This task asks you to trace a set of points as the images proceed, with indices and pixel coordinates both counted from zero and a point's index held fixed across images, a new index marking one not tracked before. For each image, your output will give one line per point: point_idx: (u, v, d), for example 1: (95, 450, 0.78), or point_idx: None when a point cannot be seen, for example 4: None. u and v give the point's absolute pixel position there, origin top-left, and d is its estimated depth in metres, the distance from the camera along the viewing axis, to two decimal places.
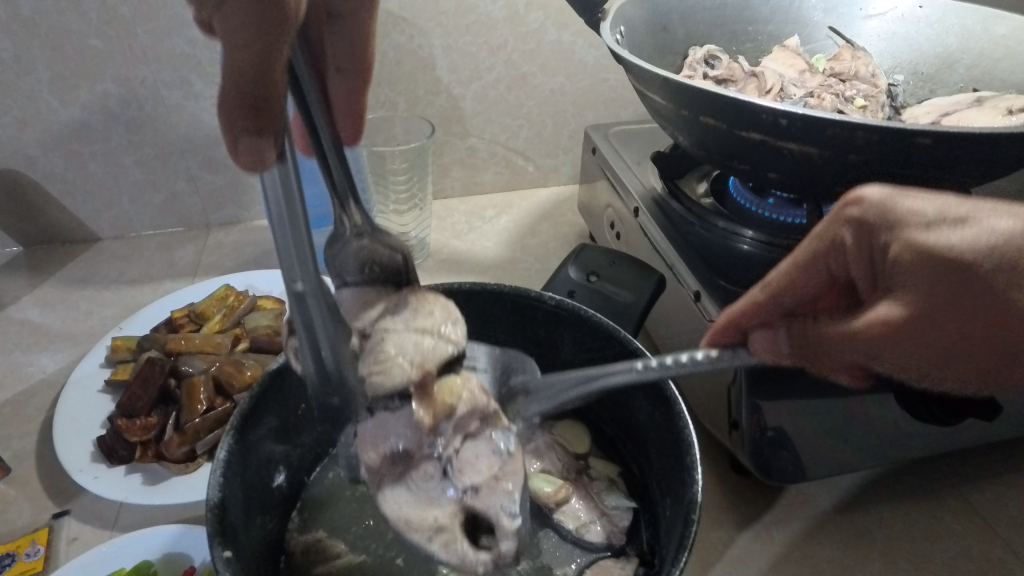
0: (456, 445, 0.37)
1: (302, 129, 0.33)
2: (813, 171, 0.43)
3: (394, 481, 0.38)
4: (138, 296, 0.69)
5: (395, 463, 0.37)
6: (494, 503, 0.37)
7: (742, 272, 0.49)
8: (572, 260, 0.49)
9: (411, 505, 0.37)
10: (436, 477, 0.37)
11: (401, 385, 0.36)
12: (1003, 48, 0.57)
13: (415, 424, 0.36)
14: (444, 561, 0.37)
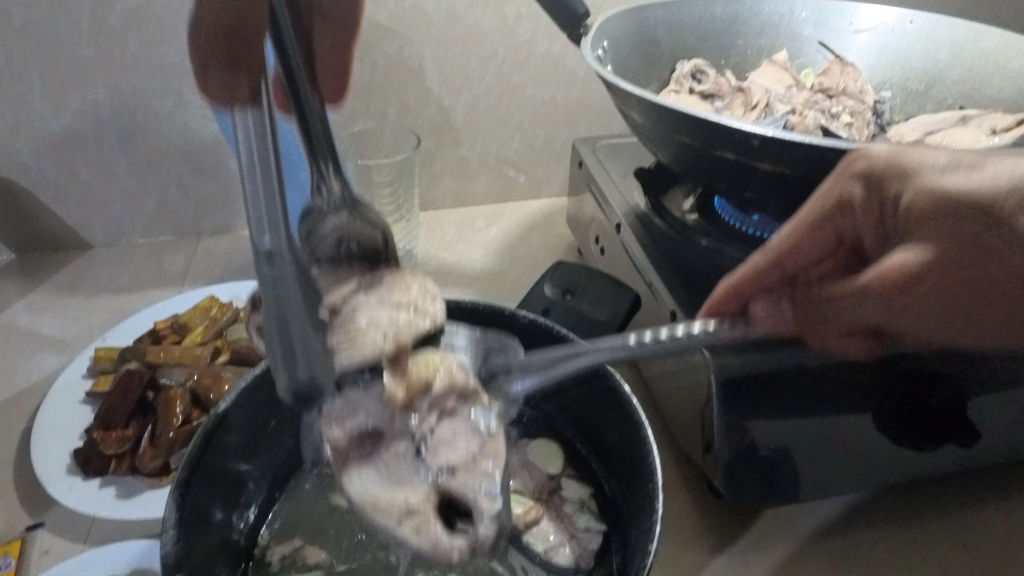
0: (432, 422, 0.33)
1: (280, 82, 0.31)
2: (787, 191, 0.43)
3: (361, 460, 0.33)
4: (125, 305, 0.68)
5: (363, 441, 0.33)
6: (474, 484, 0.32)
7: (721, 289, 0.49)
8: (548, 277, 0.48)
9: (380, 485, 0.33)
10: (408, 457, 0.33)
11: (373, 358, 0.32)
12: (993, 64, 0.56)
13: (387, 400, 0.32)
14: (415, 550, 0.33)
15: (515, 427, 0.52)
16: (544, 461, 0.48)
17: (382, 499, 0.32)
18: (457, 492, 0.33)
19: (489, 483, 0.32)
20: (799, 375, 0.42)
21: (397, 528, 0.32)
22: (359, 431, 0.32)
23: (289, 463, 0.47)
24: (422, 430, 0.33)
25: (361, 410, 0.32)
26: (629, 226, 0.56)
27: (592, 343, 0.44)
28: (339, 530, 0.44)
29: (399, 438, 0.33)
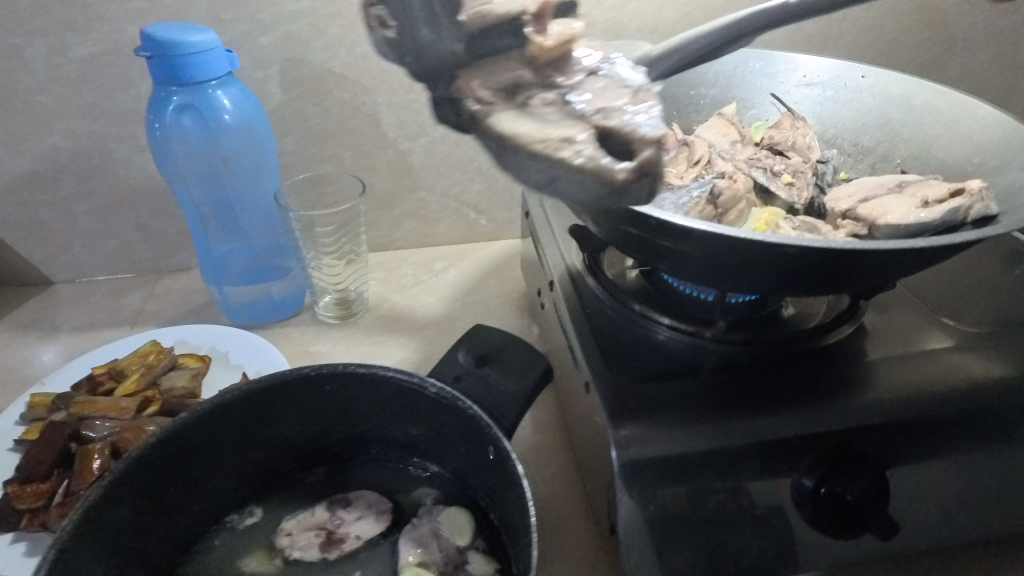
0: (584, 78, 0.31)
1: None
2: (696, 267, 0.41)
3: (510, 111, 0.28)
4: (77, 345, 0.69)
5: (509, 91, 0.30)
6: (640, 115, 0.28)
7: (642, 361, 0.48)
8: (461, 343, 0.47)
9: (531, 127, 0.27)
10: (557, 105, 0.29)
11: (513, 12, 0.32)
12: (941, 123, 0.54)
13: (529, 56, 0.31)
14: (579, 178, 0.26)
15: (433, 491, 0.51)
16: (454, 531, 0.47)
17: (536, 132, 0.27)
18: (615, 130, 0.27)
19: (647, 105, 0.29)
20: (704, 455, 0.42)
21: (556, 153, 0.26)
22: (507, 80, 0.30)
23: (191, 531, 0.47)
24: (572, 81, 0.31)
25: (507, 60, 0.31)
26: (561, 286, 0.55)
27: (495, 417, 0.43)
28: None
29: (542, 90, 0.30)
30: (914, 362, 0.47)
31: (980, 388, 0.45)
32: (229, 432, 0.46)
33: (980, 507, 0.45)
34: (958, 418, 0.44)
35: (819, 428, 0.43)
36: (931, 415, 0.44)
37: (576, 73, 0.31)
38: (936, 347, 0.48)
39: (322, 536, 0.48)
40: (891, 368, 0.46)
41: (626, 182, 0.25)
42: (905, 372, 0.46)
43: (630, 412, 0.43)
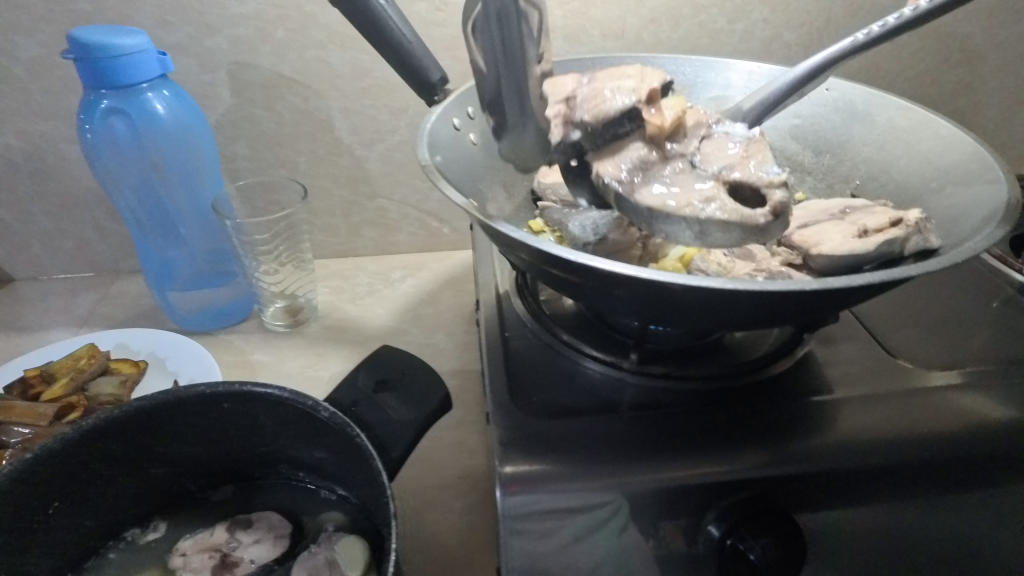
0: (696, 145, 0.41)
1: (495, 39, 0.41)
2: (597, 296, 0.38)
3: (648, 182, 0.39)
4: (23, 345, 0.69)
5: (643, 166, 0.40)
6: (752, 172, 0.37)
7: (555, 392, 0.45)
8: (364, 366, 0.45)
9: (666, 194, 0.38)
10: (685, 169, 0.39)
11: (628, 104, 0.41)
12: (903, 143, 0.49)
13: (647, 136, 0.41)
14: (721, 234, 0.36)
15: (339, 516, 0.49)
16: (347, 562, 0.44)
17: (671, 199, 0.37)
18: (742, 182, 0.37)
19: (754, 159, 0.39)
20: (602, 498, 0.39)
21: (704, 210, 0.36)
22: (634, 160, 0.40)
23: (83, 547, 0.46)
24: (686, 151, 0.41)
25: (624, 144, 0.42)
26: (491, 306, 0.53)
27: (383, 447, 0.41)
28: None
29: (670, 159, 0.41)
30: (911, 400, 0.43)
31: (974, 429, 0.42)
32: (121, 449, 0.44)
33: (926, 542, 0.44)
34: (922, 465, 0.41)
35: (737, 475, 0.39)
36: (883, 463, 0.41)
37: (691, 140, 0.42)
38: (943, 382, 0.45)
39: (216, 559, 0.46)
40: (868, 406, 0.43)
41: (767, 224, 0.35)
42: (898, 412, 0.43)
43: (523, 449, 0.40)
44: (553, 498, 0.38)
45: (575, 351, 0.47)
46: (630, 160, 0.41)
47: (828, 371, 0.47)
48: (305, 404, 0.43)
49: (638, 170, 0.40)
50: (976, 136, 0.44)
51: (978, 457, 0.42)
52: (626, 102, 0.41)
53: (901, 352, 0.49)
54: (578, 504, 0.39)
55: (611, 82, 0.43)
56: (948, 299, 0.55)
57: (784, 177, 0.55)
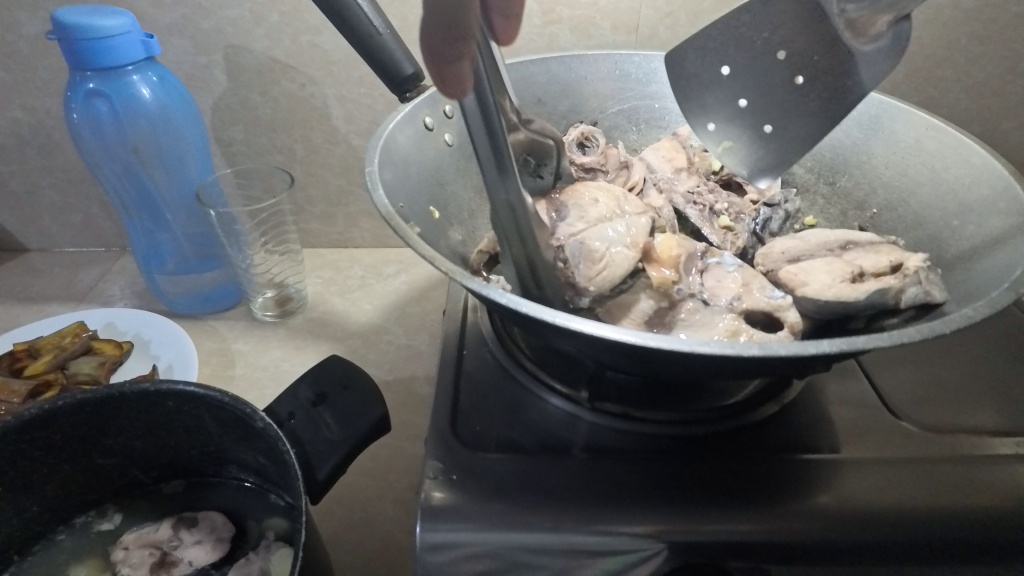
0: (699, 282, 0.40)
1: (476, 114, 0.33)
2: (545, 335, 0.35)
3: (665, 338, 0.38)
4: (21, 316, 0.71)
5: (651, 325, 0.39)
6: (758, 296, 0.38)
7: (508, 428, 0.42)
8: (306, 375, 0.43)
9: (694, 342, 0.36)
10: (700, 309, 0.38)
11: (621, 266, 0.41)
12: (929, 170, 0.43)
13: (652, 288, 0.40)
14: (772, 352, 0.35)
15: (282, 523, 0.47)
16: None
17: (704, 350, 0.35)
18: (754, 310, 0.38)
19: (755, 283, 0.39)
20: (529, 547, 0.36)
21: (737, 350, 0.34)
22: (647, 313, 0.39)
23: (31, 530, 0.46)
24: (692, 289, 0.40)
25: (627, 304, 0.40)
26: (465, 325, 0.51)
27: (307, 469, 0.39)
28: None
29: (680, 303, 0.39)
30: (930, 473, 0.39)
31: (1009, 510, 0.37)
32: (65, 441, 0.44)
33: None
34: (924, 547, 0.36)
35: (685, 538, 0.36)
36: (868, 538, 0.36)
37: (690, 276, 0.41)
38: (990, 454, 0.40)
39: (155, 557, 0.46)
40: (871, 471, 0.39)
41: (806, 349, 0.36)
42: (906, 482, 0.38)
43: (452, 484, 0.37)
44: (475, 540, 0.36)
45: (542, 387, 0.44)
46: (644, 314, 0.39)
47: (805, 424, 0.43)
48: (242, 410, 0.41)
49: (648, 328, 0.39)
50: (1012, 168, 0.37)
51: (1007, 549, 0.36)
52: (623, 263, 0.41)
53: (902, 406, 0.44)
54: (498, 551, 0.36)
55: (594, 226, 0.43)
56: (970, 347, 0.49)
57: (789, 200, 0.50)
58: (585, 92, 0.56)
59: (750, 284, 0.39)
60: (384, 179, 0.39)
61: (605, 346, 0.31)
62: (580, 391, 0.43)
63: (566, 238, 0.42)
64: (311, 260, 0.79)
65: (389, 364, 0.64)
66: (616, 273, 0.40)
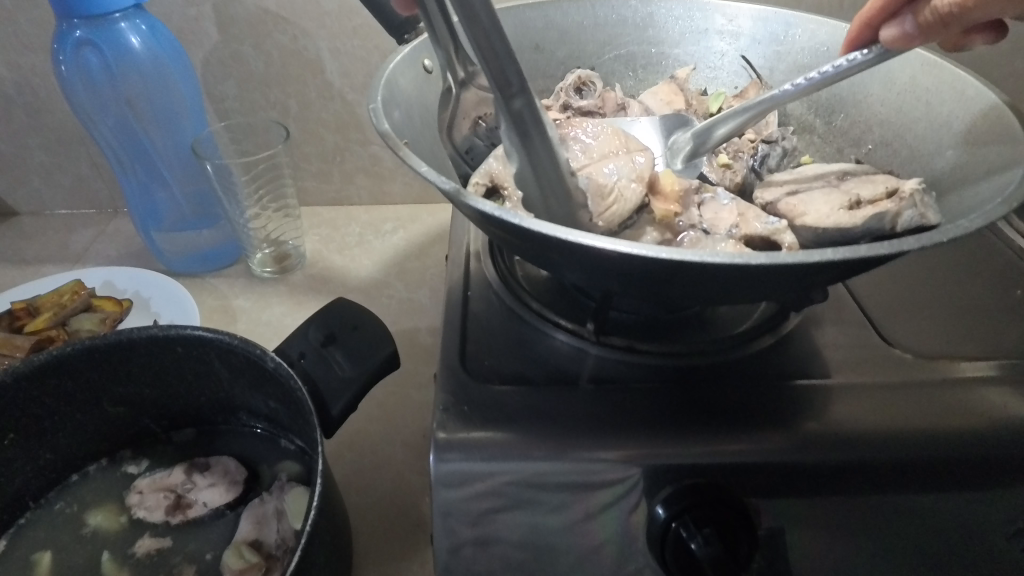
0: (697, 214, 0.41)
1: (475, 33, 0.28)
2: (553, 263, 0.35)
3: None
4: (15, 279, 0.70)
5: None
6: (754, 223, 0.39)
7: (515, 365, 0.43)
8: (314, 318, 0.43)
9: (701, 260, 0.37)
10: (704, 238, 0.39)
11: (632, 200, 0.40)
12: (923, 106, 0.43)
13: (658, 219, 0.41)
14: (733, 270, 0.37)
15: (295, 467, 0.48)
16: (292, 514, 0.44)
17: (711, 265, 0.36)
18: (755, 234, 0.39)
19: (749, 213, 0.40)
20: (541, 475, 0.37)
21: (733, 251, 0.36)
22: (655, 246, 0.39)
23: (45, 477, 0.47)
24: (694, 220, 0.41)
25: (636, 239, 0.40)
26: (469, 271, 0.51)
27: (321, 404, 0.40)
28: (77, 541, 0.45)
29: (682, 235, 0.40)
30: (921, 397, 0.40)
31: (1005, 427, 0.38)
32: (75, 386, 0.44)
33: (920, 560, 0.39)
34: (922, 467, 0.38)
35: (692, 463, 0.37)
36: (866, 460, 0.37)
37: (689, 210, 0.42)
38: (976, 376, 0.42)
39: (170, 499, 0.46)
40: (865, 396, 0.40)
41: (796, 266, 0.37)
42: (901, 406, 0.39)
43: (463, 417, 0.38)
44: (487, 469, 0.37)
45: (549, 328, 0.45)
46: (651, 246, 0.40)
47: (802, 356, 0.44)
48: (253, 352, 0.42)
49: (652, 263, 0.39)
50: (1004, 97, 0.38)
51: (996, 469, 0.38)
52: (631, 197, 0.40)
53: (897, 339, 0.45)
54: (511, 480, 0.37)
55: (598, 162, 0.42)
56: (961, 283, 0.50)
57: (786, 137, 0.49)
58: (583, 39, 0.56)
59: (746, 214, 0.40)
60: (389, 116, 0.39)
61: (619, 269, 0.32)
62: (586, 327, 0.44)
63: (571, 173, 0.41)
64: (308, 218, 0.79)
65: (391, 315, 0.65)
66: (625, 208, 0.40)
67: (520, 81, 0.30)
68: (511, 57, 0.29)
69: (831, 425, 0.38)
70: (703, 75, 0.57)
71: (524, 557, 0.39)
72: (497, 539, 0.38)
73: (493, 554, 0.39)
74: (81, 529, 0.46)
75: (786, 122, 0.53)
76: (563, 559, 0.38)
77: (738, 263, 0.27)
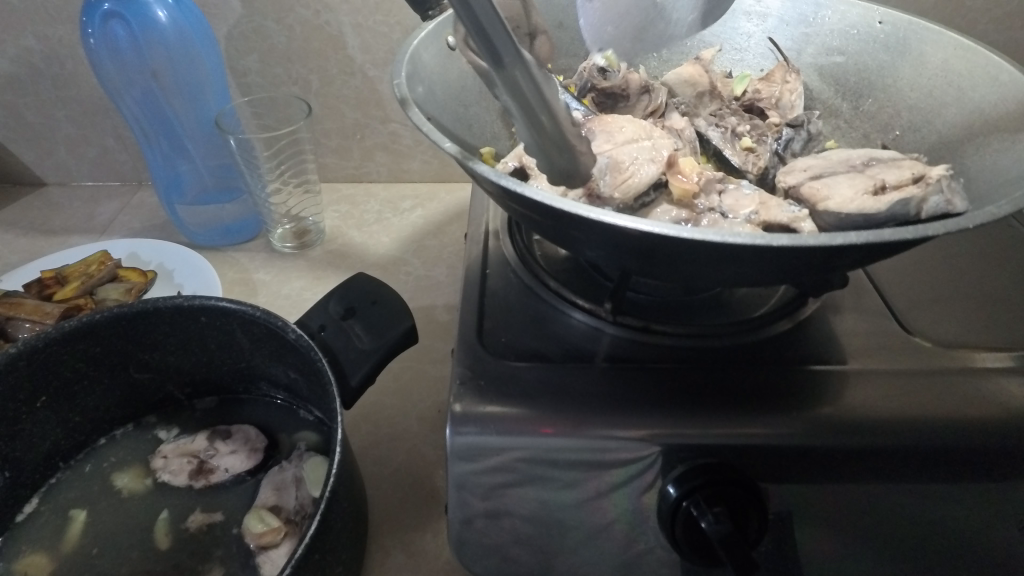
0: (719, 199, 0.38)
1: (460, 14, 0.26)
2: (570, 239, 0.35)
3: None
4: (43, 248, 0.71)
5: None
6: (777, 213, 0.37)
7: (532, 340, 0.43)
8: (335, 291, 0.44)
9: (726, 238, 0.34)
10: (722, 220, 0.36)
11: (655, 177, 0.38)
12: (954, 91, 0.43)
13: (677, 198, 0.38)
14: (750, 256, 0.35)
15: (313, 437, 0.49)
16: (311, 481, 0.45)
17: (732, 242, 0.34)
18: (775, 221, 0.36)
19: (769, 201, 0.38)
20: (553, 451, 0.37)
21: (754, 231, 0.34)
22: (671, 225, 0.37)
23: (72, 440, 0.48)
24: (714, 204, 0.38)
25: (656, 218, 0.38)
26: (483, 246, 0.51)
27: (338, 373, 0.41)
28: (103, 502, 0.46)
29: (701, 216, 0.37)
30: (938, 385, 0.40)
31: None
32: (103, 352, 0.46)
33: (930, 549, 0.39)
34: (937, 457, 0.38)
35: (702, 441, 0.37)
36: (879, 446, 0.38)
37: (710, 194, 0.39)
38: (997, 367, 0.41)
39: (193, 464, 0.48)
40: (881, 381, 0.40)
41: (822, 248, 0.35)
42: (916, 392, 0.39)
43: (478, 390, 0.39)
44: (500, 442, 0.38)
45: (562, 303, 0.45)
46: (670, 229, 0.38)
47: (817, 340, 0.44)
48: (274, 323, 0.43)
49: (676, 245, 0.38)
50: None
51: (1010, 458, 0.38)
52: (650, 172, 0.38)
53: (918, 327, 0.45)
54: (525, 455, 0.38)
55: (622, 146, 0.40)
56: (984, 273, 0.50)
57: (812, 120, 0.47)
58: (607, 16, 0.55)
59: (767, 202, 0.38)
60: (413, 90, 0.40)
61: (634, 247, 0.32)
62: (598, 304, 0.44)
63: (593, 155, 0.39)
64: (328, 195, 0.79)
65: (409, 292, 0.66)
66: (644, 181, 0.38)
67: (513, 51, 0.28)
68: (500, 26, 0.27)
69: (845, 410, 0.38)
70: (728, 56, 0.56)
71: (534, 530, 0.39)
72: (509, 512, 0.39)
73: (504, 526, 0.40)
74: (107, 489, 0.47)
75: (812, 105, 0.52)
76: (572, 534, 0.39)
77: (754, 242, 0.28)
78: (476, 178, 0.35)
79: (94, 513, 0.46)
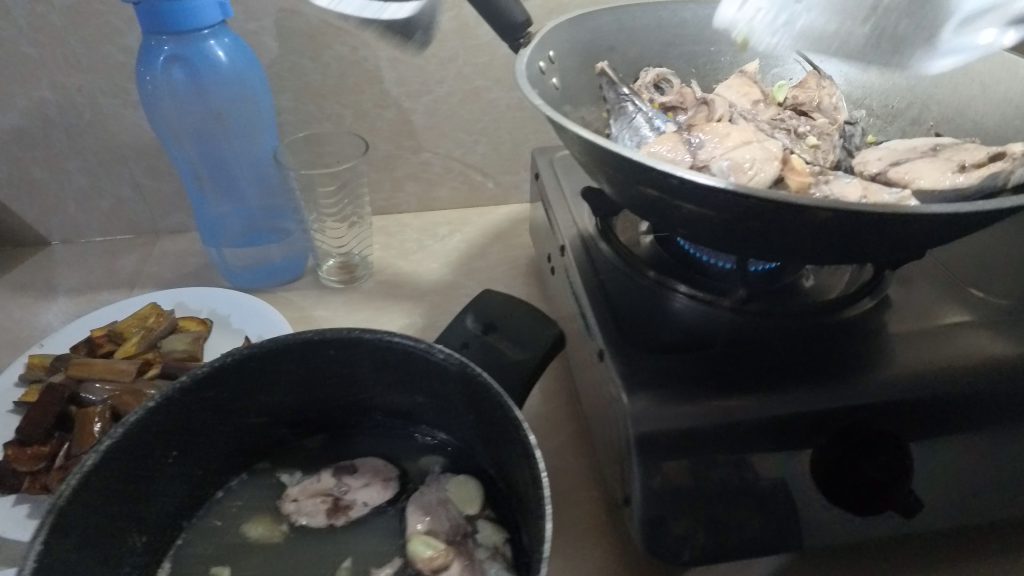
0: (828, 189, 0.43)
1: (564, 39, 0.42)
2: (720, 234, 0.39)
3: None
4: (73, 307, 0.67)
5: None
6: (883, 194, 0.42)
7: (658, 326, 0.47)
8: (471, 308, 0.46)
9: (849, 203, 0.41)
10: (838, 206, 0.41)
11: (774, 177, 0.42)
12: (978, 85, 0.50)
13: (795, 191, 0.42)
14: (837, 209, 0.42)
15: (441, 459, 0.49)
16: (461, 500, 0.46)
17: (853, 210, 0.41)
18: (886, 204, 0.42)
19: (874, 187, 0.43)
20: (717, 429, 0.41)
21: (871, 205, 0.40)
22: None
23: (192, 497, 0.45)
24: (826, 192, 0.43)
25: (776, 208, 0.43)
26: (573, 250, 0.54)
27: (500, 381, 0.42)
28: (242, 558, 0.44)
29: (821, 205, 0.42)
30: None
31: None
32: (228, 397, 0.44)
33: None
34: None
35: (837, 402, 0.42)
36: (994, 392, 0.42)
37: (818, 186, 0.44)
38: None
39: (328, 503, 0.47)
40: (980, 335, 0.45)
41: None
42: (1014, 343, 0.44)
43: (638, 382, 0.42)
44: (670, 424, 0.40)
45: (675, 295, 0.49)
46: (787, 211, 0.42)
47: (904, 305, 0.49)
48: (416, 346, 0.43)
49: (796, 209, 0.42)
50: None
51: None
52: (772, 171, 0.42)
53: (987, 287, 0.50)
54: (695, 435, 0.40)
55: (735, 149, 0.44)
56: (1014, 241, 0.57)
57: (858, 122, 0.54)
58: (653, 38, 0.60)
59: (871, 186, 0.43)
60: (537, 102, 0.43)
61: (790, 229, 0.35)
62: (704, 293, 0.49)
63: (710, 159, 0.44)
64: None
65: None
66: (766, 179, 0.42)
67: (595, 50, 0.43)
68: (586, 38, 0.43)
69: (965, 368, 0.43)
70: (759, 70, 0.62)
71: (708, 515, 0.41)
72: (683, 501, 0.40)
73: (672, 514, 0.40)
74: (238, 541, 0.45)
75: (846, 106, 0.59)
76: (742, 510, 0.41)
77: (914, 210, 0.33)
78: (631, 179, 0.38)
79: (235, 568, 0.44)
